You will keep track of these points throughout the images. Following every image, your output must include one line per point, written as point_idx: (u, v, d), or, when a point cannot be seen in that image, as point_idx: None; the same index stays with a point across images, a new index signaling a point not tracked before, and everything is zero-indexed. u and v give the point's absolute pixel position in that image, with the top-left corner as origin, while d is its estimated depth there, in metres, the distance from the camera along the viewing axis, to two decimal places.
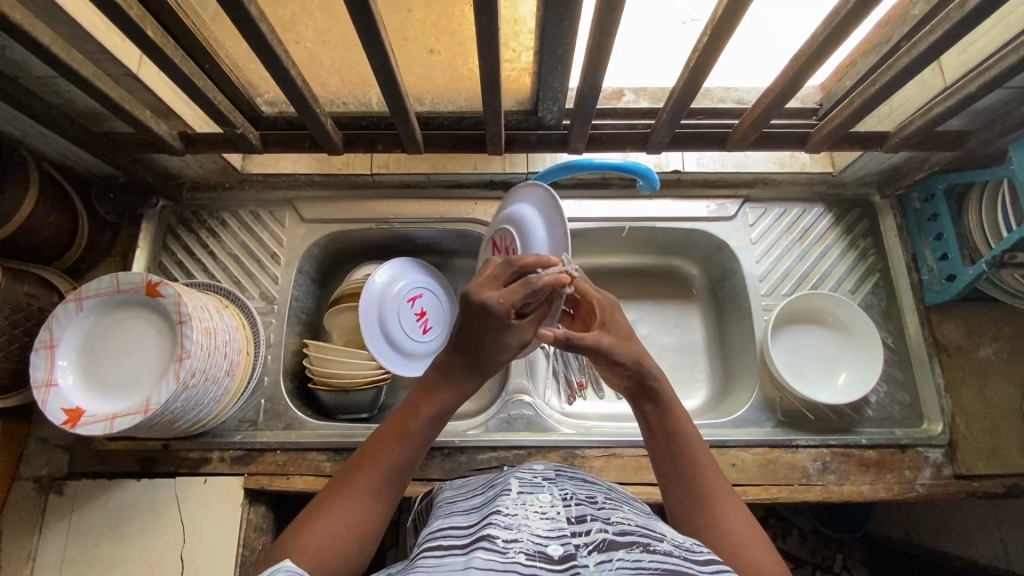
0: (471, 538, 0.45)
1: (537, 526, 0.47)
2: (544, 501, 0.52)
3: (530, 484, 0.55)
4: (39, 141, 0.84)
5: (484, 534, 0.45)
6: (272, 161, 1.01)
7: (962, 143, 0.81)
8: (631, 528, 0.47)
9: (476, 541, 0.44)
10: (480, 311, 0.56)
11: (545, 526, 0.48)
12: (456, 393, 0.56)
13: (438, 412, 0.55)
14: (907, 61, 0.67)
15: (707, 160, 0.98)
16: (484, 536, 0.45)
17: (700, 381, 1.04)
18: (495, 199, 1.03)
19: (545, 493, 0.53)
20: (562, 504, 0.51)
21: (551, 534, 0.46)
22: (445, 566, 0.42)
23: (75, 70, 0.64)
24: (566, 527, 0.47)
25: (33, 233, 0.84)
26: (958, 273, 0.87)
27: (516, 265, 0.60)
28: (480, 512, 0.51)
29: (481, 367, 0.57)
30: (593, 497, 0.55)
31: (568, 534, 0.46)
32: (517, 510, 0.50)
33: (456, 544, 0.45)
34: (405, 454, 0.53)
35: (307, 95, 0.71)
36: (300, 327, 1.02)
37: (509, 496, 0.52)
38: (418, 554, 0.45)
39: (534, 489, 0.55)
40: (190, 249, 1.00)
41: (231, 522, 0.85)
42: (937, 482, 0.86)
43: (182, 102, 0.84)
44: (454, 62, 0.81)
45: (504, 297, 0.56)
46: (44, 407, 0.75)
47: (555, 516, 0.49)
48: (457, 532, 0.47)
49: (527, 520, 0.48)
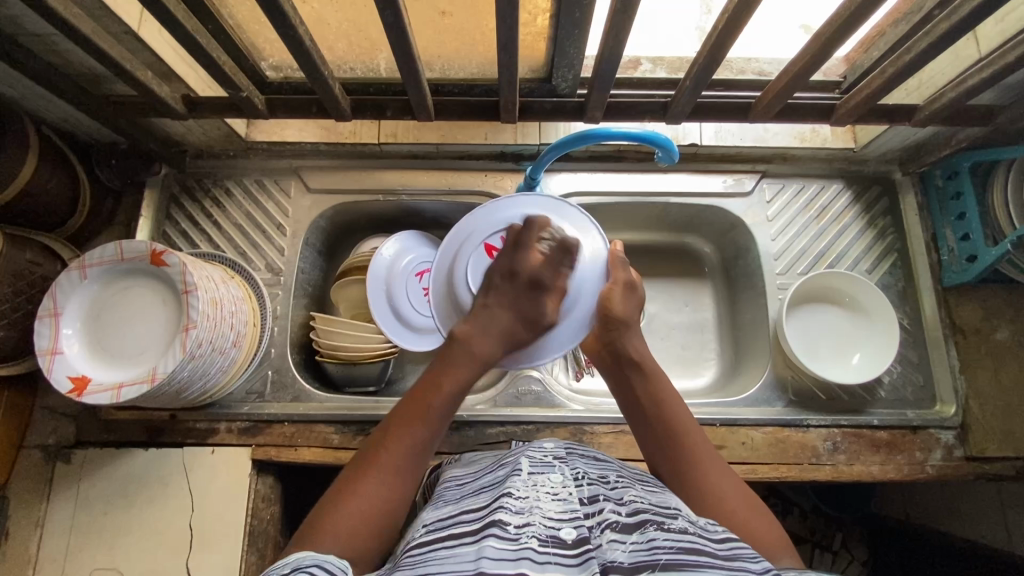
0: (482, 523, 0.44)
1: (549, 507, 0.47)
2: (555, 482, 0.51)
3: (541, 464, 0.55)
4: (38, 103, 0.81)
5: (494, 519, 0.44)
6: (278, 128, 0.98)
7: (993, 119, 0.78)
8: (644, 507, 0.47)
9: (489, 526, 0.43)
10: (524, 277, 0.61)
11: (556, 507, 0.47)
12: (479, 354, 0.59)
13: (456, 387, 0.58)
14: (944, 29, 0.64)
15: (726, 132, 0.95)
16: (493, 523, 0.44)
17: (710, 360, 1.03)
18: (506, 171, 1.00)
19: (557, 473, 0.53)
20: (573, 485, 0.51)
21: (564, 516, 0.46)
22: (455, 560, 0.40)
23: (74, 26, 0.61)
24: (579, 509, 0.47)
25: (35, 199, 0.82)
26: (980, 254, 0.85)
27: (537, 226, 0.63)
28: (490, 494, 0.50)
29: (528, 326, 0.61)
30: (606, 476, 0.55)
31: (581, 515, 0.46)
32: (528, 492, 0.49)
33: (469, 530, 0.44)
34: (423, 427, 0.55)
35: (315, 57, 0.68)
36: (307, 299, 1.01)
37: (519, 476, 0.52)
38: (429, 543, 0.44)
39: (545, 468, 0.54)
40: (193, 218, 0.98)
41: (240, 492, 0.86)
42: (947, 464, 0.86)
43: (185, 64, 0.81)
44: (469, 25, 0.76)
45: (546, 265, 0.62)
46: (50, 374, 0.74)
47: (568, 497, 0.49)
48: (468, 518, 0.46)
49: (540, 502, 0.47)
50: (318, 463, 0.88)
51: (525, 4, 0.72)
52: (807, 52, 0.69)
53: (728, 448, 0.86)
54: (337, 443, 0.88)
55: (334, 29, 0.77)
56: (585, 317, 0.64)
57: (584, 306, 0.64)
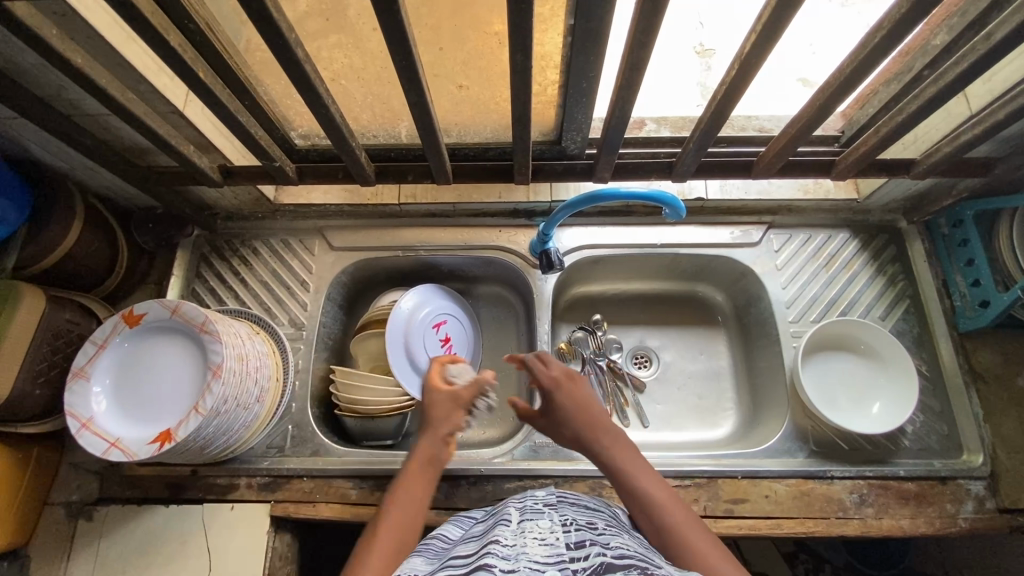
0: (472, 568, 0.47)
1: (535, 553, 0.49)
2: (543, 528, 0.54)
3: (530, 512, 0.58)
4: (85, 175, 0.87)
5: (481, 563, 0.47)
6: (305, 191, 1.05)
7: (990, 169, 0.81)
8: (630, 553, 0.48)
9: (476, 569, 0.46)
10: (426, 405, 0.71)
11: (543, 552, 0.49)
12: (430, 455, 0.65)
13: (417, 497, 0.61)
14: (933, 91, 0.68)
15: (730, 187, 1.00)
16: (481, 566, 0.46)
17: (728, 410, 1.03)
18: (520, 226, 1.04)
19: (544, 519, 0.56)
20: (561, 530, 0.53)
21: (549, 559, 0.47)
22: None
23: (128, 109, 0.67)
24: (566, 553, 0.49)
25: (76, 262, 0.87)
26: (992, 299, 0.86)
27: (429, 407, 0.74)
28: (479, 543, 0.54)
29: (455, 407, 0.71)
30: (594, 523, 0.57)
31: (566, 559, 0.48)
32: (516, 540, 0.51)
33: (458, 573, 0.47)
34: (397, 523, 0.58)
35: (344, 130, 0.74)
36: (328, 353, 1.03)
37: (508, 526, 0.55)
38: None
39: (534, 516, 0.57)
40: (222, 276, 1.03)
41: (257, 549, 0.85)
42: (980, 517, 0.83)
43: (223, 136, 0.87)
44: (483, 94, 0.85)
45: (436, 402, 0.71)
46: (79, 437, 0.76)
47: (555, 542, 0.51)
48: (457, 564, 0.49)
49: (527, 547, 0.50)
50: (335, 519, 0.88)
51: (536, 76, 0.81)
52: (804, 114, 0.72)
53: (751, 501, 0.84)
54: (356, 498, 0.88)
55: (360, 103, 0.86)
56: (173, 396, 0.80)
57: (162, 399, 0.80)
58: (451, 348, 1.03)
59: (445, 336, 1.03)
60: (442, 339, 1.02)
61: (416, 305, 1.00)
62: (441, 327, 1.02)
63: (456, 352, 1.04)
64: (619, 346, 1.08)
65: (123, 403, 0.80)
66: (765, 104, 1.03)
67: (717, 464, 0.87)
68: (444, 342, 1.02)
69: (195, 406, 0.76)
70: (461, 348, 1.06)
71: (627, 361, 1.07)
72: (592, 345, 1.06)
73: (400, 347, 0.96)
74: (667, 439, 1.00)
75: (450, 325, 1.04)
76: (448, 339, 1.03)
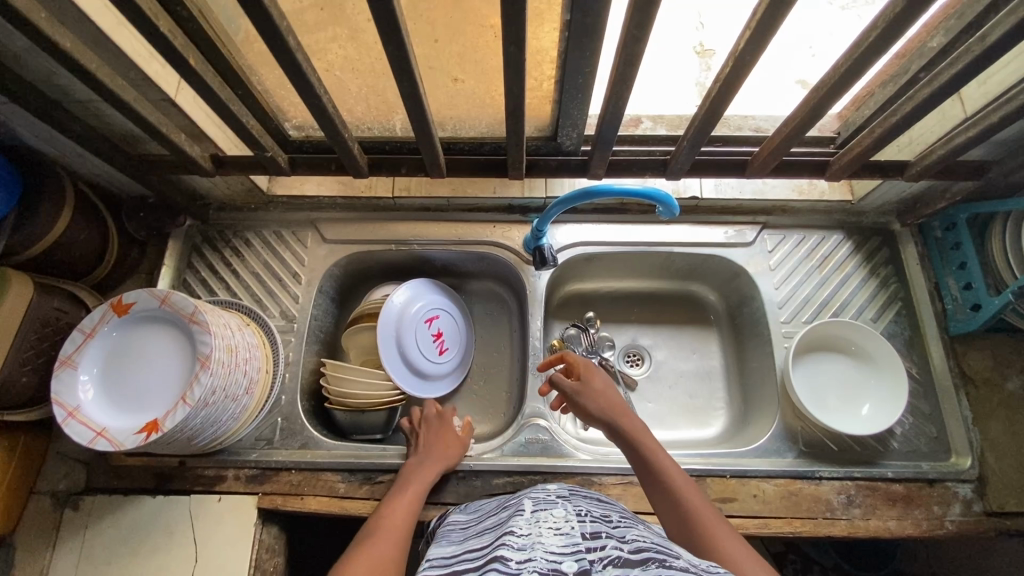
0: (487, 560, 0.51)
1: (552, 543, 0.52)
2: (557, 518, 0.58)
3: (544, 503, 0.62)
4: (76, 161, 0.87)
5: (497, 555, 0.51)
6: (297, 183, 1.05)
7: (984, 173, 0.81)
8: (646, 546, 0.51)
9: (491, 561, 0.50)
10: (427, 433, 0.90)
11: (559, 542, 0.52)
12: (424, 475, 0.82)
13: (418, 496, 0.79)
14: (927, 93, 0.67)
15: (725, 186, 1.00)
16: (497, 557, 0.50)
17: (719, 410, 1.03)
18: (514, 222, 1.04)
19: (560, 510, 0.60)
20: (577, 522, 0.57)
21: (565, 550, 0.51)
22: None
23: (118, 95, 0.67)
24: (581, 543, 0.52)
25: (67, 249, 0.87)
26: (983, 303, 0.86)
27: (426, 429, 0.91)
28: (495, 534, 0.58)
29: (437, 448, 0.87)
30: (609, 516, 0.60)
31: (583, 549, 0.51)
32: (530, 530, 0.55)
33: (476, 563, 0.51)
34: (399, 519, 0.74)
35: (336, 121, 0.73)
36: (319, 346, 1.03)
37: (524, 516, 0.58)
38: None
39: (549, 507, 0.61)
40: (213, 267, 1.02)
41: (244, 541, 0.85)
42: (967, 520, 0.84)
43: (215, 125, 0.86)
44: (478, 88, 0.85)
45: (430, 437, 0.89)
46: (65, 426, 0.75)
47: (570, 532, 0.55)
48: (479, 553, 0.53)
49: (542, 538, 0.53)
50: (323, 512, 0.87)
51: (533, 71, 0.79)
52: (798, 114, 0.72)
53: (739, 501, 0.84)
54: (344, 492, 0.88)
55: (354, 95, 0.85)
56: (162, 387, 0.80)
57: (150, 391, 0.80)
58: (444, 342, 1.03)
59: (437, 330, 1.02)
60: (434, 334, 1.02)
61: (410, 300, 1.00)
62: (433, 322, 1.02)
63: (449, 346, 1.04)
64: (611, 344, 1.08)
65: (109, 393, 0.80)
66: (762, 104, 1.02)
67: (706, 464, 0.87)
68: (436, 337, 1.02)
69: (183, 396, 0.75)
70: (455, 343, 1.06)
71: (619, 358, 1.07)
72: (585, 342, 1.06)
73: (390, 342, 0.95)
74: (658, 438, 1.00)
75: (443, 319, 1.04)
76: (440, 334, 1.02)
